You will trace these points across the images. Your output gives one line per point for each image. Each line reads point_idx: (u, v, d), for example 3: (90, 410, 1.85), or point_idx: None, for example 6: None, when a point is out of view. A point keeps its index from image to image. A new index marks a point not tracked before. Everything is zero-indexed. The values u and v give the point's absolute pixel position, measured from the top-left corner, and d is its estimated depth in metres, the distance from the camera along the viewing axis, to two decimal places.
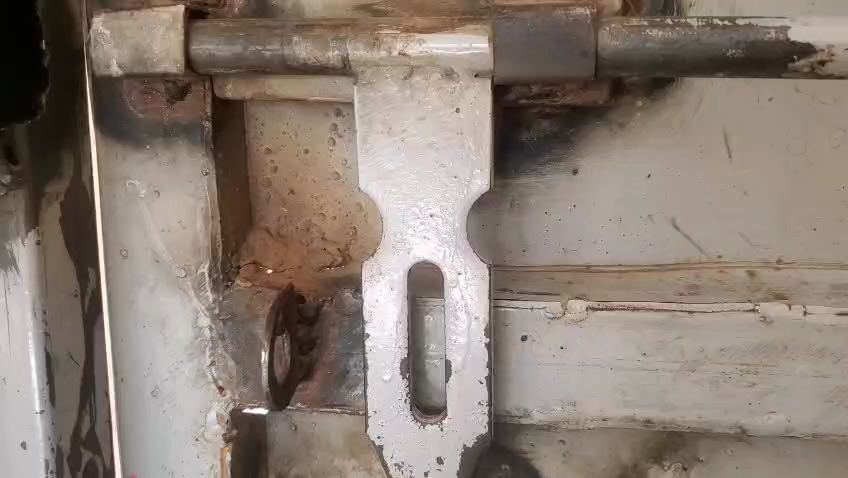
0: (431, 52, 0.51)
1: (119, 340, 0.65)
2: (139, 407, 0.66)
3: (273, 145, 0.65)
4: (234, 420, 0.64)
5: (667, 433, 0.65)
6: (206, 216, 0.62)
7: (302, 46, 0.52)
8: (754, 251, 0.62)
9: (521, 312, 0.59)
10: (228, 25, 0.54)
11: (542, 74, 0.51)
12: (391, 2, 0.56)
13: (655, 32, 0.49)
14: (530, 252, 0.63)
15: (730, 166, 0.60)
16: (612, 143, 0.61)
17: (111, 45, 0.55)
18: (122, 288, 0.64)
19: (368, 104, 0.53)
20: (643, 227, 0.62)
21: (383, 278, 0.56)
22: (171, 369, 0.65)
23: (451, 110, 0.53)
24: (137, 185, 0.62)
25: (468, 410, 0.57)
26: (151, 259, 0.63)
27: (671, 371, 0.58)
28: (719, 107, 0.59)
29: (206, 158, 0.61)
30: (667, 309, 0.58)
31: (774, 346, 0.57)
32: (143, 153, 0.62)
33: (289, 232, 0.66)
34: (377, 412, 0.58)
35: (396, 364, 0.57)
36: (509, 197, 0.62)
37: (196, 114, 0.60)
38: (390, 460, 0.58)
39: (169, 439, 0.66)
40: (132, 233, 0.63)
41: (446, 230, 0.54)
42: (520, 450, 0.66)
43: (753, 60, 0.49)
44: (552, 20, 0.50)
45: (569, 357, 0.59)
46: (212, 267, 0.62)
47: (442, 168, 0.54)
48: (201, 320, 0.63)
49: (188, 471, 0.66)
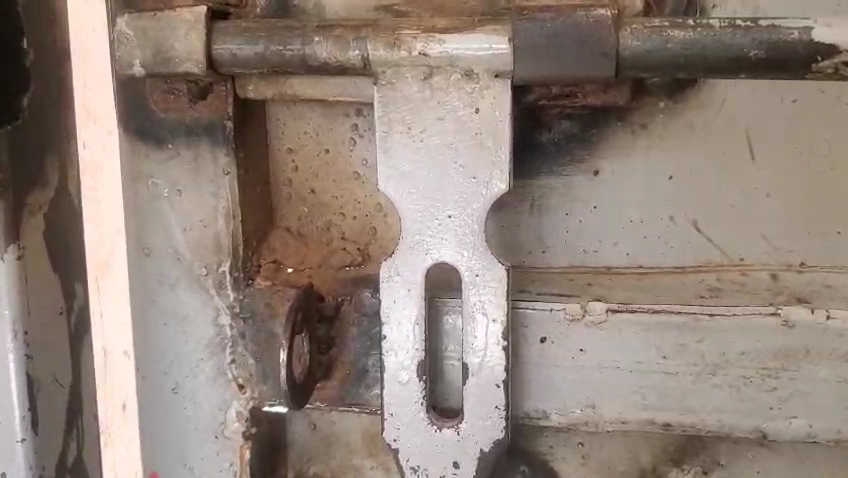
0: (450, 53, 0.51)
1: (141, 338, 0.66)
2: (160, 405, 0.66)
3: (294, 145, 0.65)
4: (254, 418, 0.65)
5: (687, 437, 0.64)
6: (227, 216, 0.62)
7: (322, 46, 0.53)
8: (777, 254, 0.61)
9: (539, 313, 0.59)
10: (249, 25, 0.54)
11: (562, 73, 0.50)
12: (411, 2, 0.56)
13: (676, 32, 0.49)
14: (550, 254, 0.63)
15: (753, 169, 0.60)
16: (633, 144, 0.60)
17: (134, 45, 0.55)
18: (142, 288, 0.65)
19: (388, 104, 0.53)
20: (665, 229, 0.61)
21: (401, 279, 0.56)
22: (191, 367, 0.65)
23: (470, 111, 0.53)
24: (159, 184, 0.63)
25: (485, 414, 0.57)
26: (173, 258, 0.64)
27: (691, 374, 0.58)
28: (741, 109, 0.59)
29: (228, 157, 0.61)
30: (687, 313, 0.58)
31: (796, 350, 0.57)
32: (165, 153, 0.62)
33: (309, 232, 0.66)
34: (393, 416, 0.58)
35: (412, 366, 0.57)
36: (528, 197, 0.62)
37: (218, 113, 0.60)
38: (405, 463, 0.58)
39: (188, 436, 0.66)
40: (153, 232, 0.63)
41: (465, 231, 0.54)
42: (538, 451, 0.66)
43: (775, 60, 0.48)
44: (572, 21, 0.50)
45: (588, 359, 0.59)
46: (233, 267, 0.63)
47: (461, 169, 0.54)
48: (222, 318, 0.64)
49: (207, 469, 0.66)
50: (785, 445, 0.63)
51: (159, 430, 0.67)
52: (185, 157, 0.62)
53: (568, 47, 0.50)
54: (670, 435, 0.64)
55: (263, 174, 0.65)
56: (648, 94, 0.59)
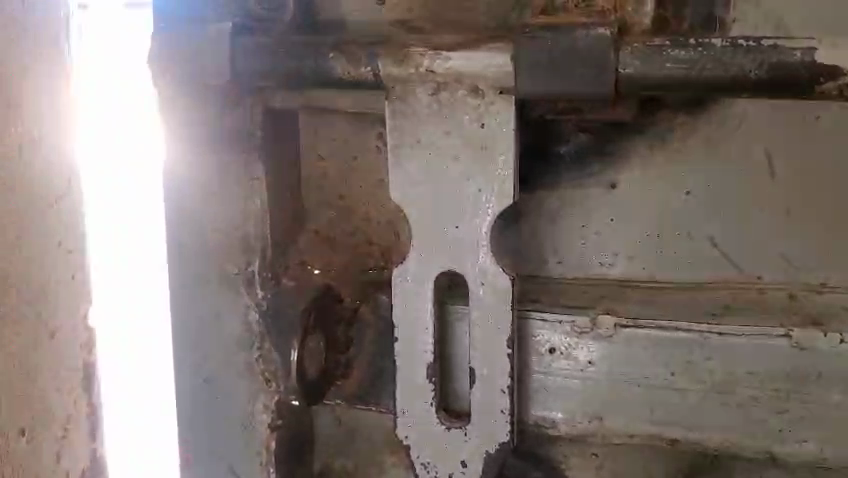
0: (456, 69, 0.53)
1: (180, 332, 0.69)
2: (193, 394, 0.70)
3: (324, 151, 0.67)
4: (279, 411, 0.68)
5: (701, 456, 0.63)
6: (258, 219, 0.65)
7: (336, 61, 0.55)
8: (796, 273, 0.60)
9: (547, 325, 0.60)
10: (268, 40, 0.57)
11: (563, 90, 0.51)
12: (427, 19, 0.59)
13: (676, 51, 0.49)
14: (566, 264, 0.64)
15: (772, 186, 0.59)
16: (652, 158, 0.60)
17: (167, 58, 0.59)
18: (184, 280, 0.69)
19: (399, 117, 0.55)
20: (683, 244, 0.61)
21: (411, 285, 0.58)
22: (222, 360, 0.69)
23: (476, 125, 0.54)
24: (196, 186, 0.66)
25: (491, 418, 0.58)
26: (208, 258, 0.68)
27: (699, 392, 0.58)
28: (761, 125, 0.58)
29: (257, 163, 0.64)
30: (697, 331, 0.57)
31: (808, 373, 0.56)
32: (197, 158, 0.66)
33: (336, 235, 0.68)
34: (405, 412, 0.60)
35: (422, 369, 0.59)
36: (547, 209, 0.63)
37: (246, 121, 0.64)
38: (416, 459, 0.60)
39: (220, 425, 0.70)
40: (189, 231, 0.67)
41: (472, 242, 0.56)
42: (553, 459, 0.67)
43: (777, 80, 0.48)
44: (573, 39, 0.50)
45: (596, 371, 0.59)
46: (261, 266, 0.66)
47: (469, 181, 0.55)
48: (251, 315, 0.67)
49: (236, 456, 0.70)
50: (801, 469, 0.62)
51: (194, 415, 0.71)
52: (220, 162, 0.65)
53: (568, 65, 0.50)
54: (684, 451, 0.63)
55: (293, 179, 0.67)
56: (665, 108, 0.59)
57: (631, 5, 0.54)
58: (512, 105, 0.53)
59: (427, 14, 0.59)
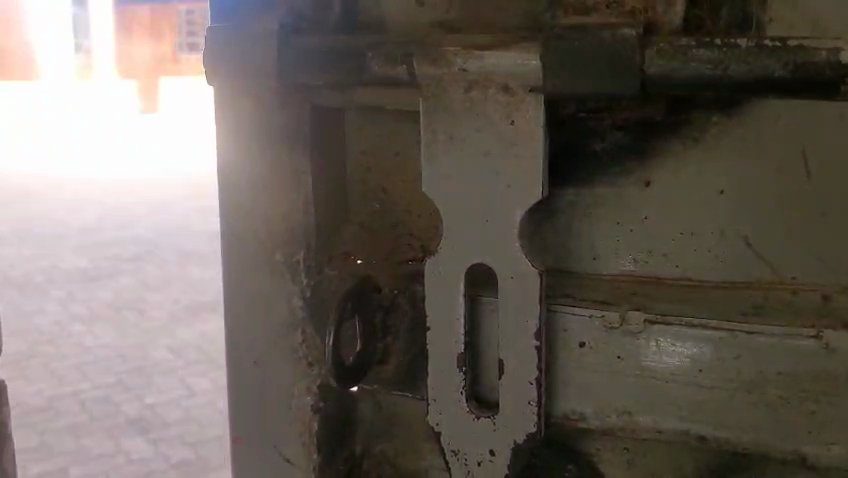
0: (489, 65, 0.54)
1: (230, 317, 0.73)
2: (241, 375, 0.74)
3: (371, 146, 0.69)
4: (321, 392, 0.72)
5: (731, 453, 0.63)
6: (301, 209, 0.69)
7: (374, 61, 0.58)
8: (831, 274, 0.59)
9: (577, 320, 0.61)
10: (312, 41, 0.60)
11: (589, 89, 0.52)
12: (463, 20, 0.61)
13: (701, 51, 0.50)
14: (600, 261, 0.64)
15: (807, 187, 0.59)
16: (687, 158, 0.61)
17: (221, 56, 0.63)
18: (233, 268, 0.72)
19: (433, 114, 0.58)
20: (717, 243, 0.61)
21: (443, 277, 0.60)
22: (268, 344, 0.72)
23: (506, 123, 0.56)
24: (248, 177, 0.70)
25: (520, 407, 0.59)
26: (255, 246, 0.71)
27: (727, 390, 0.58)
28: (798, 124, 0.58)
29: (303, 157, 0.68)
30: (726, 329, 0.58)
31: (838, 377, 0.55)
32: (247, 152, 0.69)
33: (379, 226, 0.70)
34: (436, 400, 0.62)
35: (454, 357, 0.61)
36: (581, 205, 0.64)
37: (298, 116, 0.67)
38: (447, 446, 0.62)
39: (266, 406, 0.74)
40: (238, 220, 0.71)
41: (501, 235, 0.57)
42: (585, 451, 0.67)
43: (801, 81, 0.49)
44: (599, 39, 0.51)
45: (626, 366, 0.60)
46: (306, 257, 0.70)
47: (499, 175, 0.56)
48: (296, 301, 0.71)
49: (281, 436, 0.74)
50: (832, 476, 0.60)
51: (243, 396, 0.74)
52: (268, 155, 0.69)
53: (593, 63, 0.51)
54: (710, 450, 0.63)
55: (339, 172, 0.70)
56: (700, 108, 0.60)
57: (662, 7, 0.55)
58: (540, 105, 0.55)
59: (463, 17, 0.60)
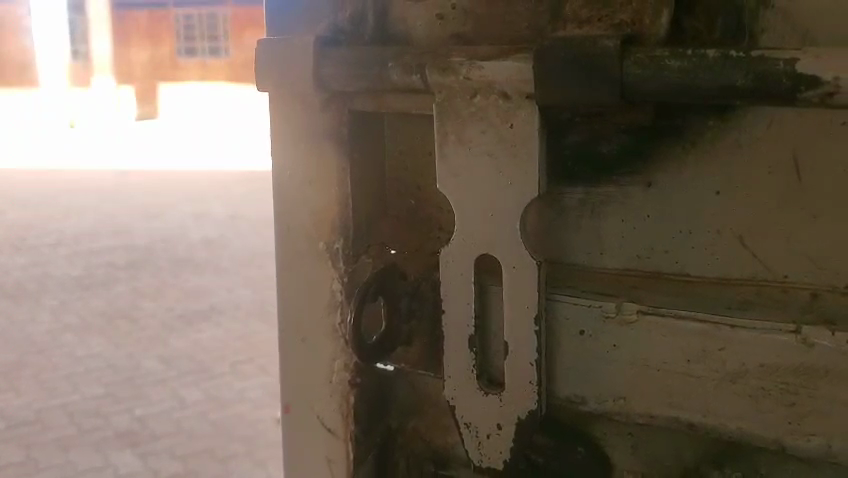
0: (488, 75, 0.59)
1: (284, 302, 0.76)
2: (292, 353, 0.77)
3: (405, 146, 0.71)
4: (359, 369, 0.74)
5: (726, 442, 0.66)
6: (345, 202, 0.72)
7: (393, 70, 0.63)
8: (823, 274, 0.61)
9: (577, 308, 0.65)
10: (341, 52, 0.65)
11: (573, 98, 0.56)
12: (477, 33, 0.65)
13: (673, 61, 0.54)
14: (607, 256, 0.67)
15: (798, 190, 0.60)
16: (684, 160, 0.63)
17: (266, 63, 0.69)
18: (284, 255, 0.76)
19: (443, 117, 0.62)
20: (715, 242, 0.63)
21: (453, 265, 0.64)
22: (315, 324, 0.75)
23: (506, 126, 0.60)
24: (298, 172, 0.73)
25: (518, 386, 0.63)
26: (303, 233, 0.74)
27: (714, 380, 0.62)
28: (787, 132, 0.60)
29: (335, 155, 0.71)
30: (712, 322, 0.61)
31: (815, 369, 0.58)
32: (288, 149, 0.73)
33: (416, 221, 0.72)
34: (451, 377, 0.66)
35: (462, 341, 0.65)
36: (589, 204, 0.67)
37: (331, 119, 0.70)
38: (460, 419, 0.66)
39: (312, 381, 0.76)
40: (290, 209, 0.75)
41: (504, 230, 0.61)
42: (594, 436, 0.70)
43: (761, 90, 0.52)
44: (582, 50, 0.55)
45: (621, 354, 0.64)
46: (344, 245, 0.73)
47: (500, 173, 0.61)
48: (335, 286, 0.73)
49: (324, 408, 0.76)
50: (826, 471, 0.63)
51: (291, 373, 0.77)
52: (313, 146, 0.72)
53: (577, 74, 0.56)
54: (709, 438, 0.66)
55: (376, 172, 0.72)
56: (699, 116, 0.63)
57: (649, 18, 0.58)
58: (535, 111, 0.59)
59: (478, 29, 0.65)
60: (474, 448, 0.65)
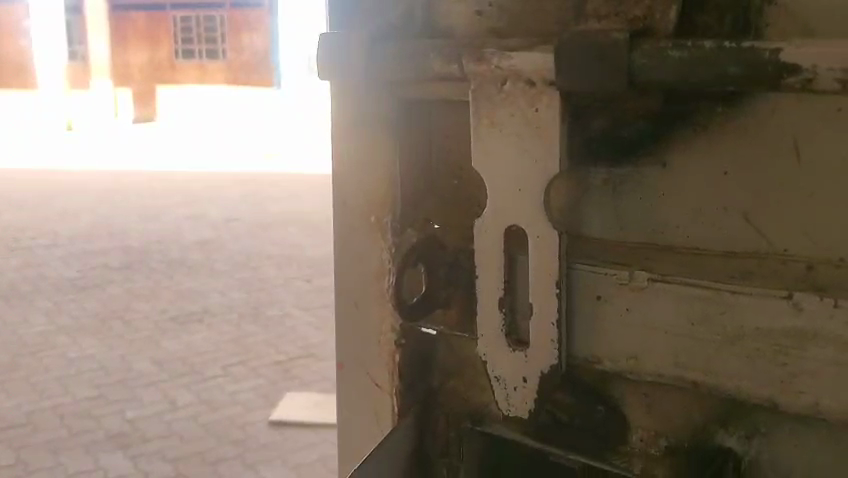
0: (516, 65, 0.66)
1: (339, 271, 0.86)
2: (346, 317, 0.87)
3: (451, 131, 0.77)
4: (404, 331, 0.83)
5: (733, 401, 0.71)
6: (393, 180, 0.81)
7: (436, 60, 0.71)
8: (820, 249, 0.65)
9: (596, 276, 0.73)
10: (393, 47, 0.74)
11: (587, 85, 0.63)
12: (511, 28, 0.72)
13: (675, 52, 0.61)
14: (627, 230, 0.72)
15: (798, 171, 0.65)
16: (695, 142, 0.68)
17: (327, 55, 0.78)
18: (341, 230, 0.85)
19: (476, 102, 0.70)
20: (722, 219, 0.68)
21: (484, 235, 0.72)
22: (366, 290, 0.84)
23: (532, 110, 0.67)
24: (353, 155, 0.83)
25: (542, 343, 0.71)
26: (357, 209, 0.84)
27: (715, 342, 0.69)
28: (788, 117, 0.64)
29: (385, 138, 0.80)
30: (713, 288, 0.68)
31: (804, 332, 0.65)
32: (344, 133, 0.82)
33: (459, 199, 0.78)
34: (483, 336, 0.74)
35: (494, 302, 0.73)
36: (612, 182, 0.72)
37: (380, 107, 0.79)
38: (491, 373, 0.74)
39: (363, 342, 0.86)
40: (346, 188, 0.84)
41: (529, 203, 0.68)
42: (613, 395, 0.75)
43: (751, 77, 0.59)
44: (593, 41, 0.63)
45: (633, 317, 0.72)
46: (393, 218, 0.81)
47: (526, 152, 0.68)
48: (384, 256, 0.82)
49: (373, 366, 0.86)
50: (821, 431, 0.68)
51: (345, 335, 0.87)
52: (367, 132, 0.81)
53: (589, 64, 0.63)
54: (717, 397, 0.71)
55: (420, 154, 0.79)
56: (706, 101, 0.67)
57: (658, 13, 0.65)
58: (556, 98, 0.66)
59: (510, 24, 0.72)
60: (502, 399, 0.73)
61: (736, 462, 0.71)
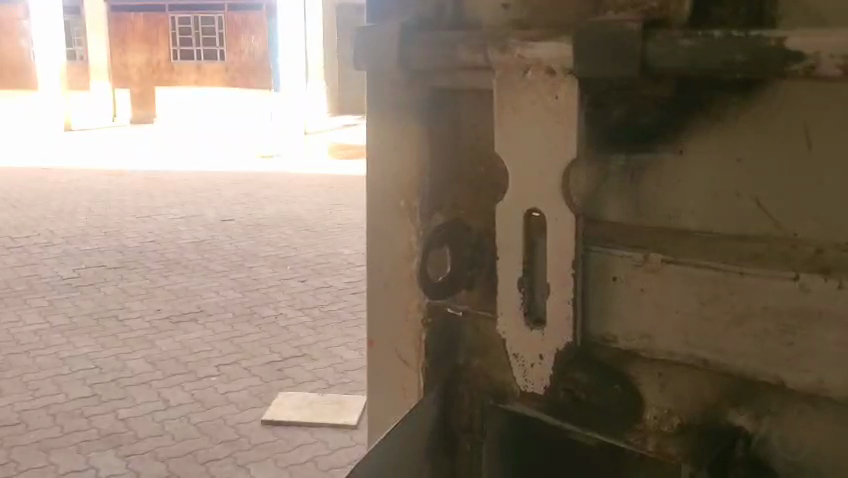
0: (537, 54, 0.70)
1: (371, 254, 0.91)
2: (377, 297, 0.91)
3: (479, 119, 0.80)
4: (430, 310, 0.87)
5: (743, 382, 0.73)
6: (422, 167, 0.85)
7: (462, 49, 0.75)
8: (829, 232, 0.67)
9: (612, 258, 0.76)
10: (422, 38, 0.78)
11: (604, 73, 0.66)
12: (534, 18, 0.75)
13: (685, 40, 0.64)
14: (644, 216, 0.74)
15: (809, 157, 0.67)
16: (710, 129, 0.71)
17: (361, 46, 0.82)
18: (372, 214, 0.90)
19: (501, 89, 0.73)
20: (734, 203, 0.70)
21: (503, 218, 0.75)
22: (396, 272, 0.89)
23: (552, 97, 0.70)
24: (384, 143, 0.87)
25: (560, 321, 0.74)
26: (388, 195, 0.88)
27: (724, 321, 0.71)
28: (799, 105, 0.67)
29: (416, 126, 0.84)
30: (722, 270, 0.71)
31: (809, 310, 0.67)
32: (377, 122, 0.86)
33: (486, 185, 0.81)
34: (503, 314, 0.77)
35: (513, 283, 0.76)
36: (631, 169, 0.75)
37: (413, 97, 0.83)
38: (508, 350, 0.77)
39: (394, 321, 0.90)
40: (377, 174, 0.88)
41: (547, 186, 0.72)
42: (629, 374, 0.78)
43: (756, 64, 0.62)
44: (609, 30, 0.66)
45: (647, 297, 0.75)
46: (421, 204, 0.86)
47: (547, 138, 0.71)
48: (414, 239, 0.87)
49: (401, 345, 0.90)
50: (829, 411, 0.70)
51: (376, 313, 0.91)
52: (398, 122, 0.85)
53: (605, 52, 0.66)
54: (729, 376, 0.73)
55: (449, 141, 0.83)
56: (720, 91, 0.70)
57: (673, 5, 0.68)
58: (575, 84, 0.69)
59: (533, 14, 0.75)
60: (520, 375, 0.77)
61: (746, 441, 0.73)
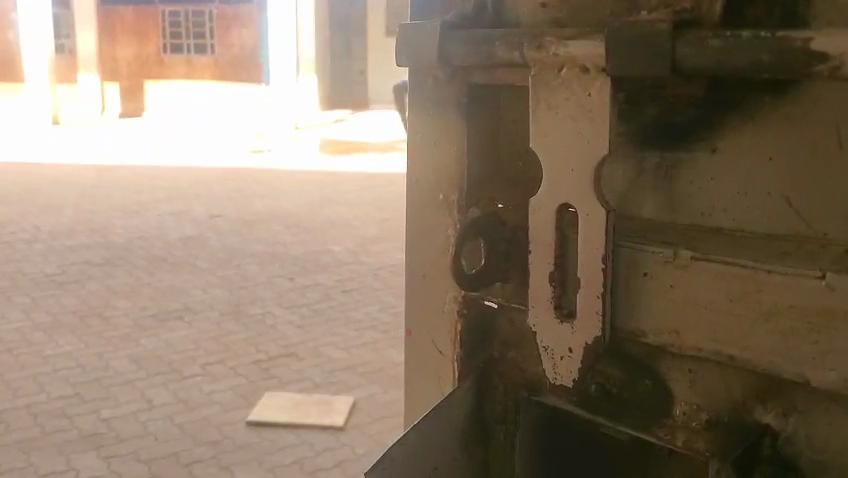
0: (570, 51, 0.71)
1: (412, 244, 0.93)
2: (417, 286, 0.93)
3: (517, 115, 0.82)
4: (466, 301, 0.89)
5: (772, 379, 0.73)
6: (460, 160, 0.86)
7: (499, 48, 0.76)
8: None
9: (641, 254, 0.75)
10: (459, 36, 0.79)
11: (635, 72, 0.67)
12: (573, 18, 0.76)
13: (714, 41, 0.65)
14: (678, 213, 0.76)
15: (840, 158, 0.67)
16: (743, 128, 0.72)
17: (401, 43, 0.83)
18: (412, 205, 0.92)
19: (537, 87, 0.74)
20: (764, 202, 0.71)
21: (537, 210, 0.77)
22: (434, 261, 0.91)
23: (585, 95, 0.71)
24: (425, 136, 0.88)
25: (588, 316, 0.75)
26: (427, 187, 0.89)
27: (753, 318, 0.70)
28: (831, 105, 0.67)
29: (456, 120, 0.85)
30: (752, 267, 0.69)
31: (831, 310, 0.66)
32: (418, 115, 0.88)
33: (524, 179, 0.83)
34: (534, 306, 0.78)
35: (545, 275, 0.77)
36: (665, 167, 0.76)
37: (452, 92, 0.84)
38: (539, 343, 0.78)
39: (432, 311, 0.92)
40: (418, 165, 0.90)
41: (579, 182, 0.72)
42: (661, 370, 0.78)
43: (782, 65, 0.63)
44: (640, 30, 0.67)
45: (677, 293, 0.74)
46: (458, 197, 0.86)
47: (580, 135, 0.72)
48: (451, 231, 0.88)
49: (439, 333, 0.92)
50: None
51: (415, 302, 0.94)
52: (438, 116, 0.86)
53: (636, 51, 0.67)
54: (758, 374, 0.73)
55: (487, 136, 0.84)
56: (754, 92, 0.71)
57: (705, 5, 0.68)
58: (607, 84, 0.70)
59: (571, 15, 0.76)
60: (549, 367, 0.77)
61: (772, 439, 0.73)
